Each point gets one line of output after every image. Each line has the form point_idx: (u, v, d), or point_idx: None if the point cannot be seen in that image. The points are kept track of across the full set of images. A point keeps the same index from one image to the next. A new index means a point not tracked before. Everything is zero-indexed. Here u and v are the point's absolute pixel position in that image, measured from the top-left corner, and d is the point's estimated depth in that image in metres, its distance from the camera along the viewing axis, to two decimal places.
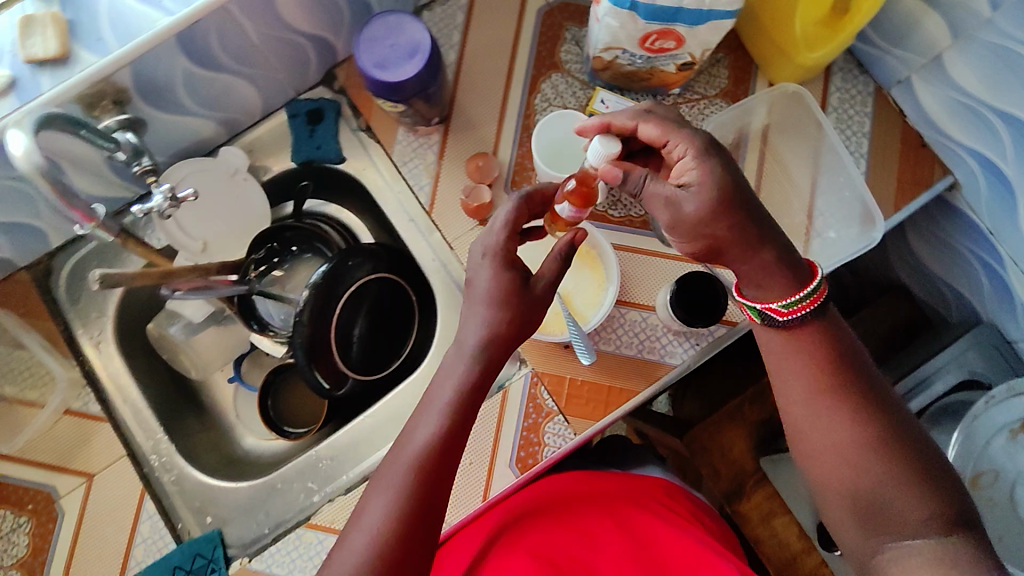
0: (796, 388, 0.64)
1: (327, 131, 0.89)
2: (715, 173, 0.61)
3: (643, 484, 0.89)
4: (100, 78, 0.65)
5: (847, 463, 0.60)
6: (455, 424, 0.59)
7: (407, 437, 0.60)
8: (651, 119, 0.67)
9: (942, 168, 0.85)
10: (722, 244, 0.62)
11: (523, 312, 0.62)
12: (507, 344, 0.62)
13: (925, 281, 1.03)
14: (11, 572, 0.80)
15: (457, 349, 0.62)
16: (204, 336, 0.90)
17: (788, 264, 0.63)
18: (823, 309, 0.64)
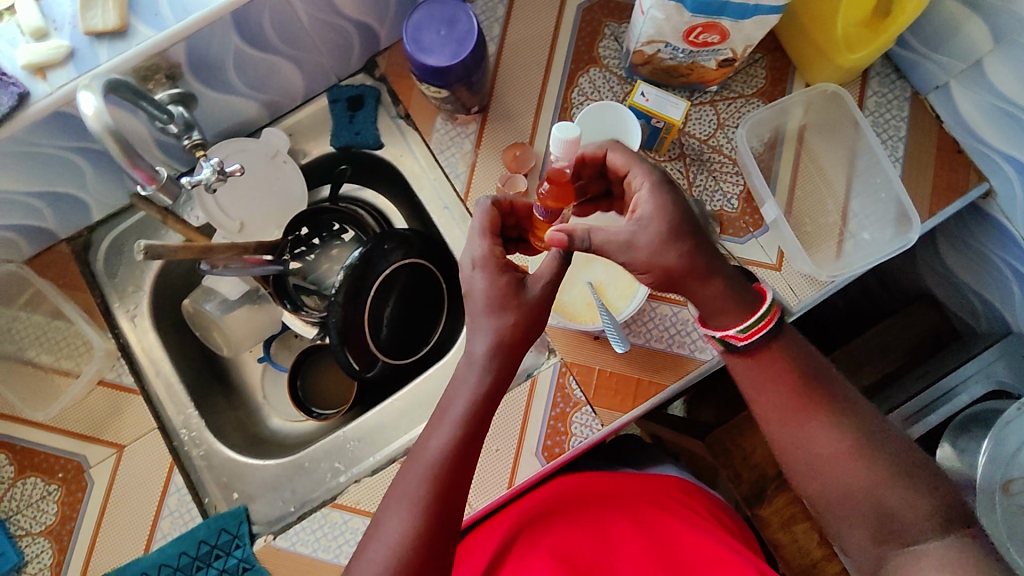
0: (775, 408, 0.66)
1: (366, 117, 0.90)
2: (671, 206, 0.62)
3: (659, 481, 0.85)
4: (156, 53, 0.68)
5: (834, 472, 0.64)
6: (468, 432, 0.59)
7: (420, 449, 0.60)
8: (616, 147, 0.67)
9: (978, 175, 0.85)
10: (675, 274, 0.63)
11: (530, 320, 0.61)
12: (513, 351, 0.61)
13: (953, 290, 1.03)
14: (38, 539, 0.81)
15: (467, 359, 0.61)
16: (238, 313, 0.92)
17: (742, 292, 0.66)
18: (777, 329, 0.67)
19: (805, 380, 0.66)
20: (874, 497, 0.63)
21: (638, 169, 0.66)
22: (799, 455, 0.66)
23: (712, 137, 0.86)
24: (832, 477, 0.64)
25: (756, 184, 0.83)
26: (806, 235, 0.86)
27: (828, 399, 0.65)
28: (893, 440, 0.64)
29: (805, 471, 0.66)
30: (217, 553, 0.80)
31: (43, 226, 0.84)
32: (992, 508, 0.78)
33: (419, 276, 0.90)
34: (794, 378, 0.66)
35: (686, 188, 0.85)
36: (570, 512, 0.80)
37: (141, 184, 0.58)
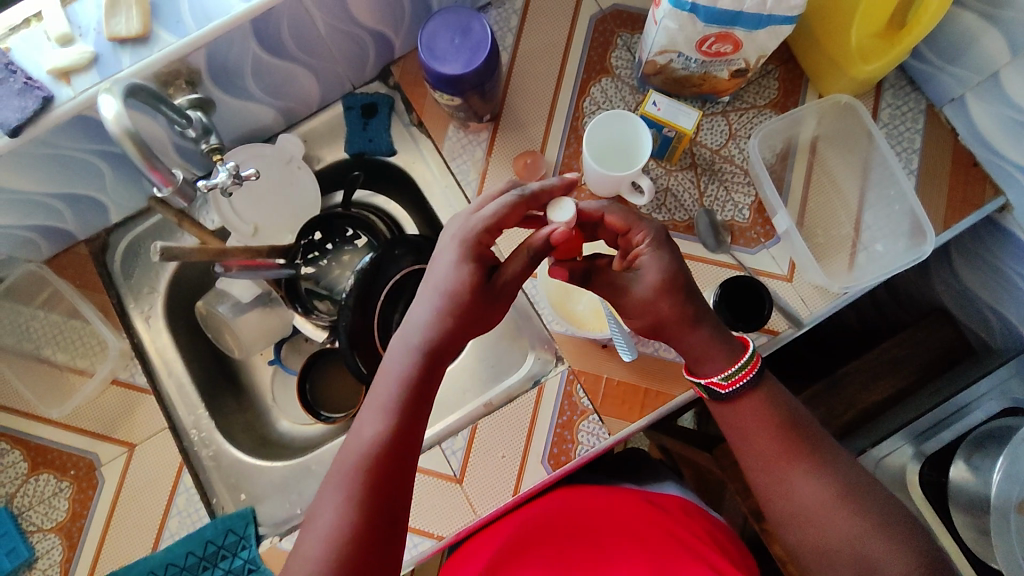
0: (757, 457, 0.66)
1: (380, 124, 0.91)
2: (664, 266, 0.66)
3: (663, 499, 0.83)
4: (177, 58, 0.70)
5: (819, 522, 0.63)
6: (404, 418, 0.60)
7: (353, 439, 0.60)
8: (614, 210, 0.67)
9: (994, 188, 0.84)
10: (666, 322, 0.67)
11: (472, 305, 0.63)
12: (455, 337, 0.63)
13: (969, 306, 1.01)
14: (49, 535, 0.82)
15: (401, 347, 0.63)
16: (250, 317, 0.92)
17: (724, 340, 0.67)
18: (759, 378, 0.67)
19: (788, 429, 0.66)
20: (858, 547, 0.62)
21: (637, 228, 0.67)
22: (780, 503, 0.65)
23: (723, 147, 0.86)
24: (815, 527, 0.63)
25: (768, 196, 0.82)
26: (818, 247, 0.85)
27: (812, 447, 0.65)
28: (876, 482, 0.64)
29: (788, 521, 0.65)
30: (223, 553, 0.80)
31: (63, 227, 0.86)
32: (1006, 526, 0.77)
33: None
34: (776, 424, 0.66)
35: (697, 197, 0.85)
36: (569, 527, 0.80)
37: (156, 185, 0.58)
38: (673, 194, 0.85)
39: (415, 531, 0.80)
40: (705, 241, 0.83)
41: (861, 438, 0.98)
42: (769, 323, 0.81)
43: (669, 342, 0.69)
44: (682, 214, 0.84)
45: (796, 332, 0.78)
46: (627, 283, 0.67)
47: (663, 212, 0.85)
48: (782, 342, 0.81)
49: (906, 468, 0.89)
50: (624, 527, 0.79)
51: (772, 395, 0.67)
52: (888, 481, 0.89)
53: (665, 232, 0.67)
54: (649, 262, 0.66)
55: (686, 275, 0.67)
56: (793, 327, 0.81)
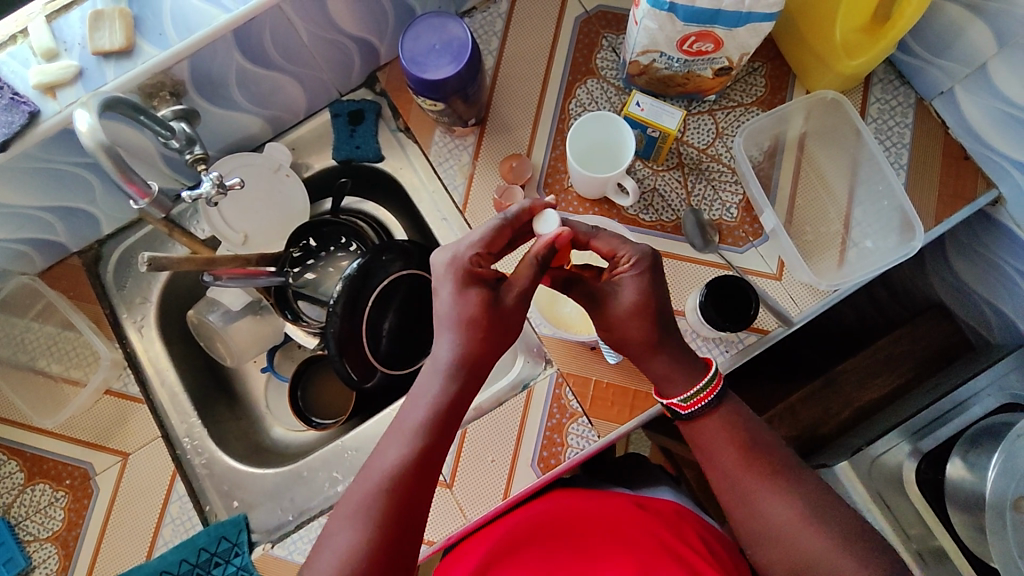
0: (723, 472, 0.68)
1: (366, 131, 0.91)
2: (642, 288, 0.65)
3: (654, 502, 0.82)
4: (159, 70, 0.70)
5: (787, 539, 0.64)
6: (429, 442, 0.60)
7: (376, 459, 0.60)
8: (601, 236, 0.67)
9: (986, 181, 0.83)
10: (633, 344, 0.68)
11: (500, 332, 0.62)
12: (482, 364, 0.62)
13: (966, 301, 1.00)
14: (45, 544, 0.82)
15: (430, 369, 0.62)
16: (241, 324, 0.94)
17: (687, 363, 0.70)
18: (721, 398, 0.70)
19: (754, 449, 0.68)
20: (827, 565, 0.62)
21: (622, 252, 0.66)
22: (754, 516, 0.67)
23: (710, 146, 0.86)
24: (782, 543, 0.65)
25: (754, 194, 0.82)
26: (807, 244, 0.85)
27: (782, 468, 0.68)
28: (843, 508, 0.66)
29: (753, 537, 0.67)
30: (217, 561, 0.81)
31: (54, 239, 0.86)
32: (1002, 525, 0.76)
33: (417, 287, 0.90)
34: (742, 444, 0.68)
35: (684, 197, 0.84)
36: (560, 530, 0.79)
37: (134, 198, 0.59)
38: (660, 194, 0.84)
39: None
40: (692, 241, 0.82)
41: (858, 436, 0.98)
42: (758, 322, 0.81)
43: (651, 349, 0.68)
44: (669, 214, 0.84)
45: (786, 330, 0.78)
46: (609, 285, 0.67)
47: (650, 213, 0.84)
48: (772, 341, 0.81)
49: (903, 466, 0.88)
50: (613, 530, 0.78)
51: (741, 418, 0.70)
52: (885, 480, 0.88)
53: (654, 256, 0.66)
54: (628, 283, 0.65)
55: (658, 281, 0.66)
56: (782, 326, 0.80)
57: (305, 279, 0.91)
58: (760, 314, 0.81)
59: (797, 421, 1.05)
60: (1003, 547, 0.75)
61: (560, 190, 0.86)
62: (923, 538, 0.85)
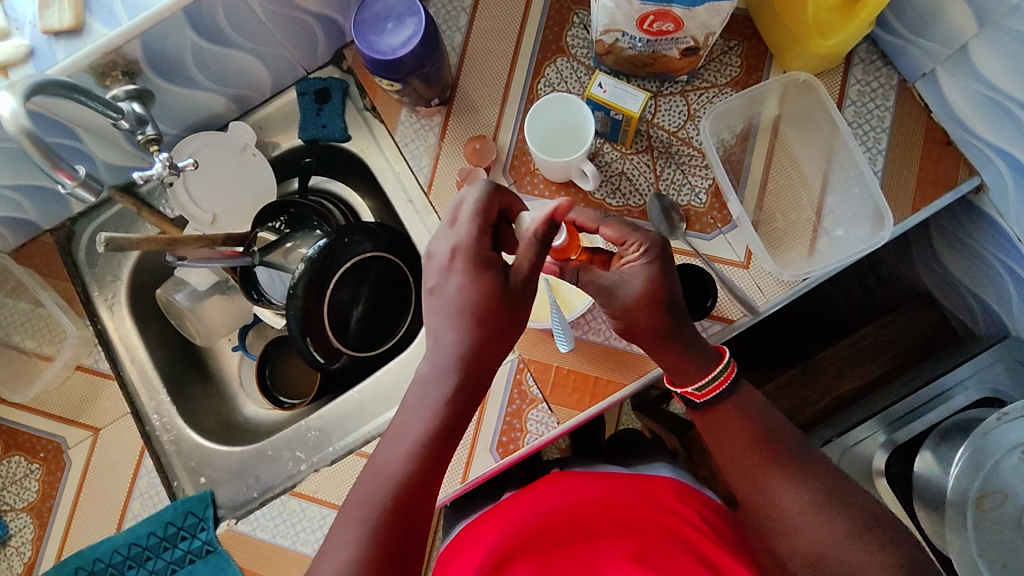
0: (732, 464, 0.68)
1: (333, 110, 0.90)
2: (650, 276, 0.63)
3: (648, 485, 0.76)
4: (109, 50, 0.69)
5: (794, 529, 0.64)
6: (432, 446, 0.57)
7: (377, 463, 0.58)
8: (608, 222, 0.66)
9: (968, 168, 0.80)
10: (639, 330, 0.65)
11: (507, 329, 0.58)
12: (490, 358, 0.59)
13: (950, 290, 0.97)
14: (21, 514, 0.86)
15: (431, 372, 0.58)
16: (209, 304, 0.95)
17: (700, 352, 0.68)
18: (735, 385, 0.69)
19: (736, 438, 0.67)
20: (841, 553, 0.62)
21: (633, 238, 0.66)
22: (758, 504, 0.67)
23: (681, 128, 0.83)
24: (791, 532, 0.64)
25: (723, 180, 0.79)
26: (777, 231, 0.82)
27: (769, 455, 0.66)
28: (844, 500, 0.64)
29: (765, 529, 0.66)
30: (182, 535, 0.83)
31: (25, 218, 0.87)
32: (962, 523, 0.75)
33: (386, 270, 0.90)
34: (749, 435, 0.67)
35: (652, 181, 0.82)
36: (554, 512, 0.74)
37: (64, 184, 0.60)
38: (628, 178, 0.82)
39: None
40: (658, 227, 0.80)
41: (830, 426, 0.96)
42: (723, 311, 0.79)
43: (652, 341, 0.66)
44: (636, 199, 0.82)
45: (749, 320, 0.76)
46: (591, 277, 0.65)
47: (617, 197, 0.83)
48: (737, 331, 0.79)
49: (874, 456, 0.87)
50: (607, 512, 0.73)
51: (722, 422, 0.68)
52: (853, 471, 0.87)
53: (664, 245, 0.65)
54: (637, 269, 0.64)
55: (672, 283, 0.65)
56: (747, 314, 0.79)
57: (283, 247, 0.91)
58: (724, 303, 0.79)
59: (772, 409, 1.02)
60: (962, 545, 0.74)
61: (526, 173, 0.84)
62: None
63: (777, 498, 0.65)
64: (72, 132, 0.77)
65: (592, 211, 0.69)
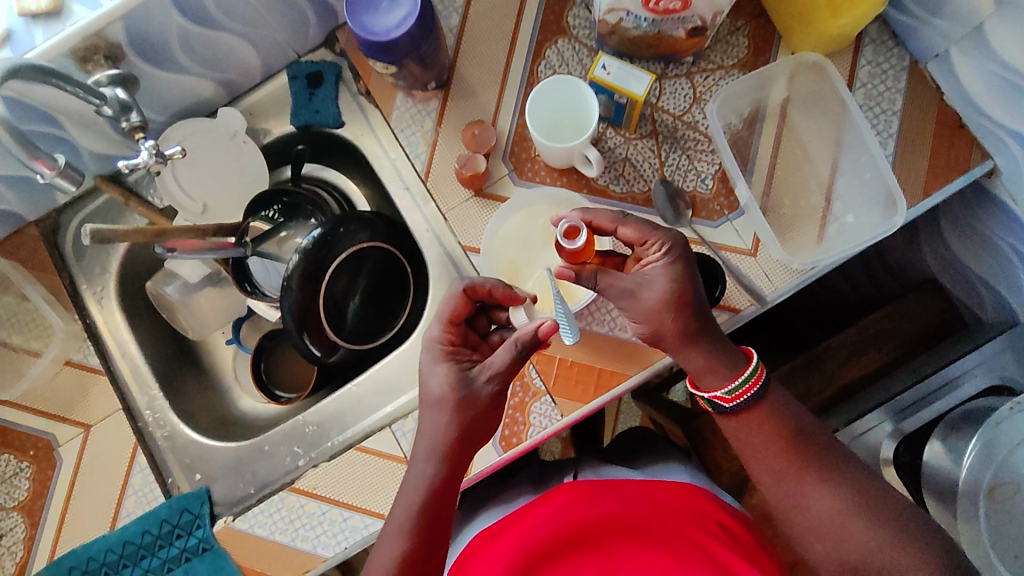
0: (766, 469, 0.67)
1: (326, 95, 0.86)
2: (675, 275, 0.65)
3: (665, 491, 0.74)
4: (91, 32, 0.66)
5: (830, 533, 0.63)
6: (415, 547, 0.61)
7: (376, 552, 0.62)
8: (628, 223, 0.68)
9: (981, 152, 0.78)
10: (666, 334, 0.66)
11: (474, 438, 0.64)
12: (470, 441, 0.64)
13: (958, 277, 0.95)
14: (12, 513, 0.84)
15: (418, 460, 0.65)
16: (202, 296, 0.92)
17: (727, 355, 0.68)
18: (763, 392, 0.67)
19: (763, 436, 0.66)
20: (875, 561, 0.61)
21: (653, 238, 0.67)
22: (793, 510, 0.66)
23: (686, 112, 0.80)
24: (828, 537, 0.64)
25: (731, 164, 0.77)
26: (785, 218, 0.80)
27: (802, 456, 0.65)
28: (877, 501, 0.63)
29: (798, 532, 0.66)
30: (178, 532, 0.81)
31: (8, 210, 0.84)
32: (974, 513, 0.74)
33: (384, 260, 0.88)
34: (782, 438, 0.66)
35: (657, 167, 0.80)
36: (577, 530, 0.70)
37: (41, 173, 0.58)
38: (632, 164, 0.80)
39: (349, 507, 0.79)
40: (663, 214, 0.78)
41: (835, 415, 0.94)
42: (730, 300, 0.77)
43: (679, 344, 0.67)
44: (641, 185, 0.80)
45: (757, 310, 0.74)
46: (610, 281, 0.67)
47: (621, 183, 0.80)
48: (744, 321, 0.77)
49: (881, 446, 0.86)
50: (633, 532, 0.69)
51: (748, 424, 0.67)
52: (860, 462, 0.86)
53: (683, 244, 0.67)
54: (660, 270, 0.66)
55: (697, 286, 0.66)
56: (754, 304, 0.77)
57: (279, 237, 0.89)
58: (731, 292, 0.77)
59: None
60: (973, 536, 0.74)
61: (527, 159, 0.82)
62: None
63: (811, 501, 0.64)
64: (54, 119, 0.74)
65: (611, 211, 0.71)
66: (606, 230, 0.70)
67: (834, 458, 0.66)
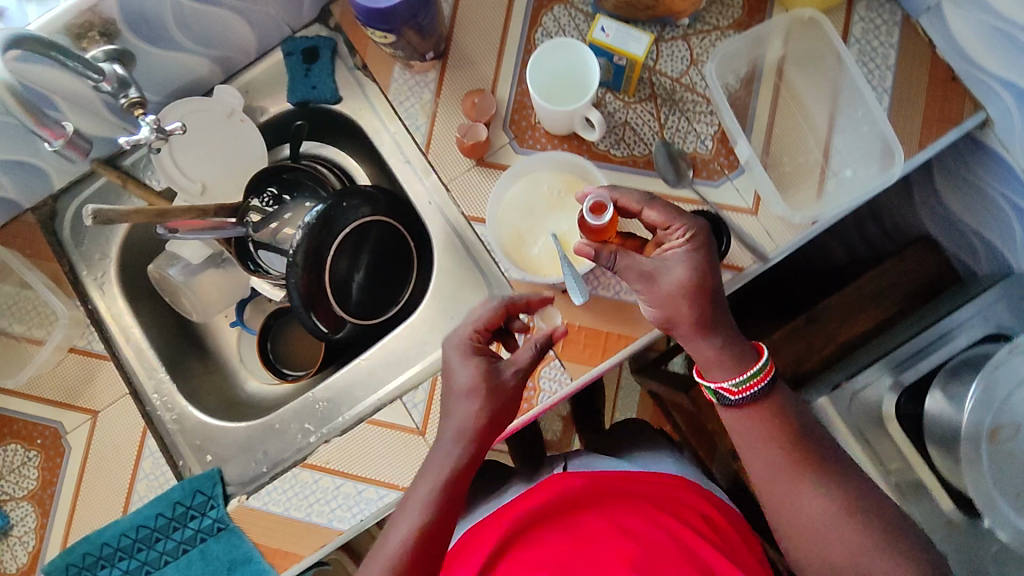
0: (765, 466, 0.67)
1: (322, 69, 0.86)
2: (694, 261, 0.67)
3: (659, 484, 0.75)
4: (87, 7, 0.66)
5: (822, 536, 0.64)
6: (432, 527, 0.62)
7: (391, 531, 0.63)
8: (655, 206, 0.69)
9: (973, 103, 0.79)
10: (679, 321, 0.68)
11: (500, 426, 0.66)
12: (491, 433, 0.66)
13: (954, 232, 1.00)
14: (22, 503, 0.83)
15: (442, 443, 0.66)
16: (205, 278, 0.91)
17: (738, 350, 0.68)
18: (772, 385, 0.68)
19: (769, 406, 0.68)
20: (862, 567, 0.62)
21: (678, 223, 0.69)
22: (786, 511, 0.66)
23: (684, 75, 0.81)
24: (818, 541, 0.64)
25: (730, 124, 0.78)
26: (784, 175, 0.80)
27: (801, 454, 0.66)
28: (873, 508, 0.64)
29: (788, 535, 0.67)
30: (192, 514, 0.81)
31: (4, 197, 0.83)
32: (978, 455, 0.76)
33: (386, 235, 0.87)
34: (784, 435, 0.67)
35: (656, 130, 0.80)
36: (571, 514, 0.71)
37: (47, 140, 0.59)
38: (632, 128, 0.80)
39: (363, 479, 0.79)
40: (665, 176, 0.79)
41: (838, 371, 0.96)
42: (733, 259, 0.78)
43: (693, 333, 0.68)
44: (641, 149, 0.80)
45: (761, 266, 0.75)
46: (629, 262, 0.68)
47: (622, 148, 0.81)
48: (748, 280, 0.78)
49: (883, 400, 0.88)
50: (630, 509, 0.70)
51: (751, 420, 0.68)
52: (864, 415, 0.88)
53: (706, 232, 0.69)
54: (679, 254, 0.67)
55: (716, 275, 0.68)
56: (758, 262, 0.77)
57: (272, 228, 0.87)
58: (734, 251, 0.78)
59: (779, 359, 1.01)
60: (978, 479, 0.76)
61: (527, 127, 0.82)
62: (903, 471, 0.86)
63: (806, 502, 0.65)
64: (48, 100, 0.73)
65: (638, 192, 0.72)
66: (631, 211, 0.72)
67: (834, 463, 0.67)
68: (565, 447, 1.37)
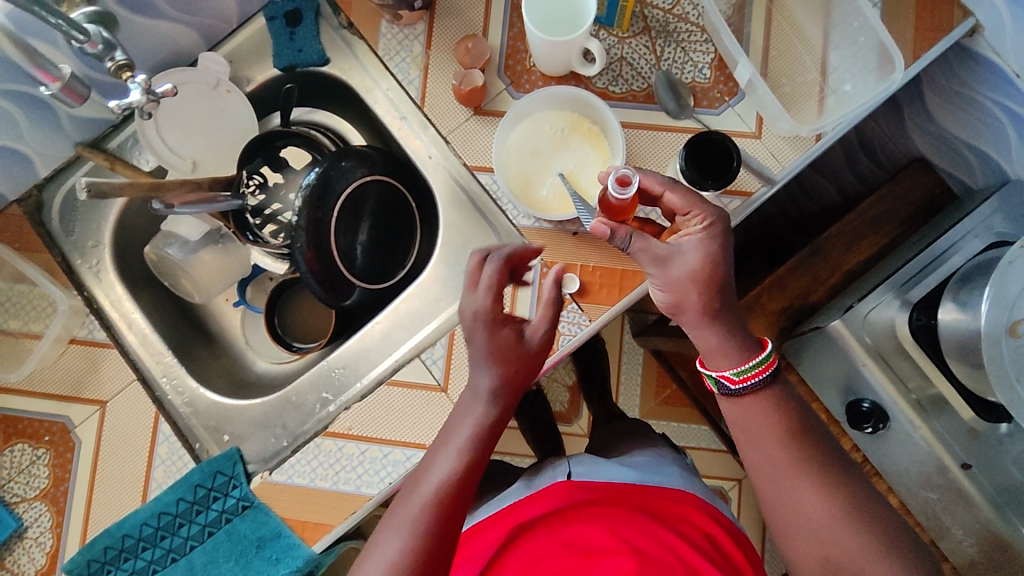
0: (763, 460, 0.65)
1: (307, 32, 0.84)
2: (707, 249, 0.64)
3: (654, 494, 0.75)
4: None
5: (816, 533, 0.61)
6: (466, 474, 0.63)
7: (424, 475, 0.63)
8: (677, 189, 0.66)
9: (962, 11, 0.80)
10: (688, 307, 0.65)
11: (519, 392, 0.68)
12: (517, 388, 0.68)
13: (946, 151, 1.01)
14: (34, 503, 0.80)
15: (469, 397, 0.67)
16: (204, 256, 0.87)
17: (744, 338, 0.67)
18: (775, 375, 0.66)
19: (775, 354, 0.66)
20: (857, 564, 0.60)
21: (698, 210, 0.66)
22: (781, 507, 0.64)
23: (676, 5, 0.80)
24: (813, 538, 0.62)
25: (727, 48, 0.77)
26: (785, 97, 0.81)
27: (802, 446, 0.64)
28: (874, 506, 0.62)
29: (783, 532, 0.64)
30: (214, 495, 0.78)
31: None
32: (999, 351, 0.72)
33: (387, 195, 0.86)
34: (786, 424, 0.64)
35: (653, 62, 0.80)
36: (562, 527, 0.70)
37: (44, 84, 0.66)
38: (629, 62, 0.80)
39: (389, 442, 0.77)
40: (666, 106, 0.78)
41: (848, 296, 0.96)
42: (740, 185, 0.77)
43: (701, 321, 0.66)
44: (640, 82, 0.79)
45: (768, 188, 0.74)
46: (643, 245, 0.65)
47: (620, 84, 0.80)
48: (757, 205, 0.77)
49: (895, 320, 0.88)
50: (634, 524, 0.69)
51: (751, 411, 0.66)
52: (877, 335, 0.88)
53: (724, 223, 0.66)
54: (694, 241, 0.65)
55: (728, 267, 0.65)
56: (765, 185, 0.77)
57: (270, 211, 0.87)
58: (741, 176, 0.77)
59: (786, 293, 1.00)
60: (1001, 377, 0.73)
61: (522, 71, 0.80)
62: (921, 388, 0.87)
63: (802, 499, 0.62)
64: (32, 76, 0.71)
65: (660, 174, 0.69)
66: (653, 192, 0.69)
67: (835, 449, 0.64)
68: (573, 416, 1.35)
